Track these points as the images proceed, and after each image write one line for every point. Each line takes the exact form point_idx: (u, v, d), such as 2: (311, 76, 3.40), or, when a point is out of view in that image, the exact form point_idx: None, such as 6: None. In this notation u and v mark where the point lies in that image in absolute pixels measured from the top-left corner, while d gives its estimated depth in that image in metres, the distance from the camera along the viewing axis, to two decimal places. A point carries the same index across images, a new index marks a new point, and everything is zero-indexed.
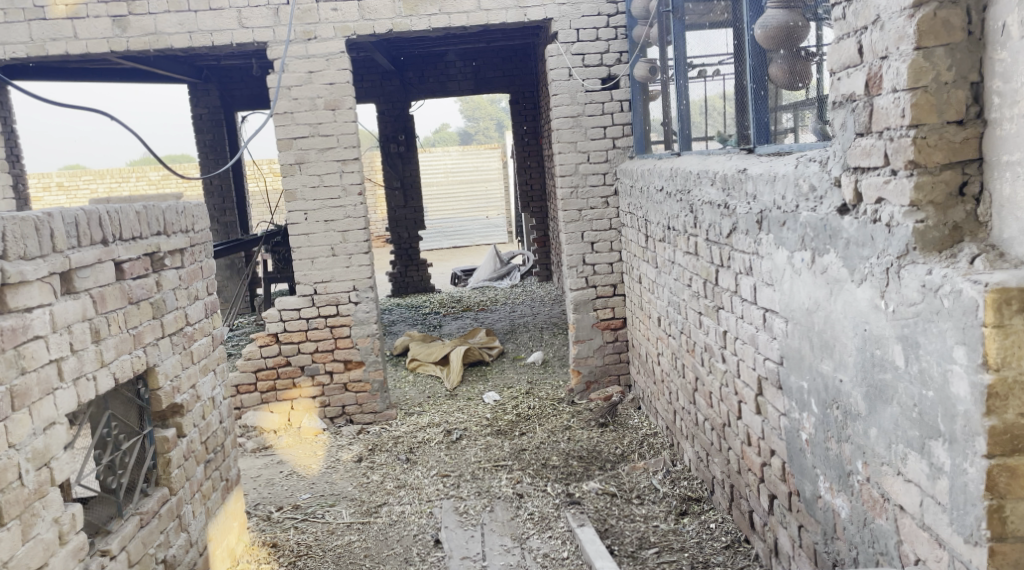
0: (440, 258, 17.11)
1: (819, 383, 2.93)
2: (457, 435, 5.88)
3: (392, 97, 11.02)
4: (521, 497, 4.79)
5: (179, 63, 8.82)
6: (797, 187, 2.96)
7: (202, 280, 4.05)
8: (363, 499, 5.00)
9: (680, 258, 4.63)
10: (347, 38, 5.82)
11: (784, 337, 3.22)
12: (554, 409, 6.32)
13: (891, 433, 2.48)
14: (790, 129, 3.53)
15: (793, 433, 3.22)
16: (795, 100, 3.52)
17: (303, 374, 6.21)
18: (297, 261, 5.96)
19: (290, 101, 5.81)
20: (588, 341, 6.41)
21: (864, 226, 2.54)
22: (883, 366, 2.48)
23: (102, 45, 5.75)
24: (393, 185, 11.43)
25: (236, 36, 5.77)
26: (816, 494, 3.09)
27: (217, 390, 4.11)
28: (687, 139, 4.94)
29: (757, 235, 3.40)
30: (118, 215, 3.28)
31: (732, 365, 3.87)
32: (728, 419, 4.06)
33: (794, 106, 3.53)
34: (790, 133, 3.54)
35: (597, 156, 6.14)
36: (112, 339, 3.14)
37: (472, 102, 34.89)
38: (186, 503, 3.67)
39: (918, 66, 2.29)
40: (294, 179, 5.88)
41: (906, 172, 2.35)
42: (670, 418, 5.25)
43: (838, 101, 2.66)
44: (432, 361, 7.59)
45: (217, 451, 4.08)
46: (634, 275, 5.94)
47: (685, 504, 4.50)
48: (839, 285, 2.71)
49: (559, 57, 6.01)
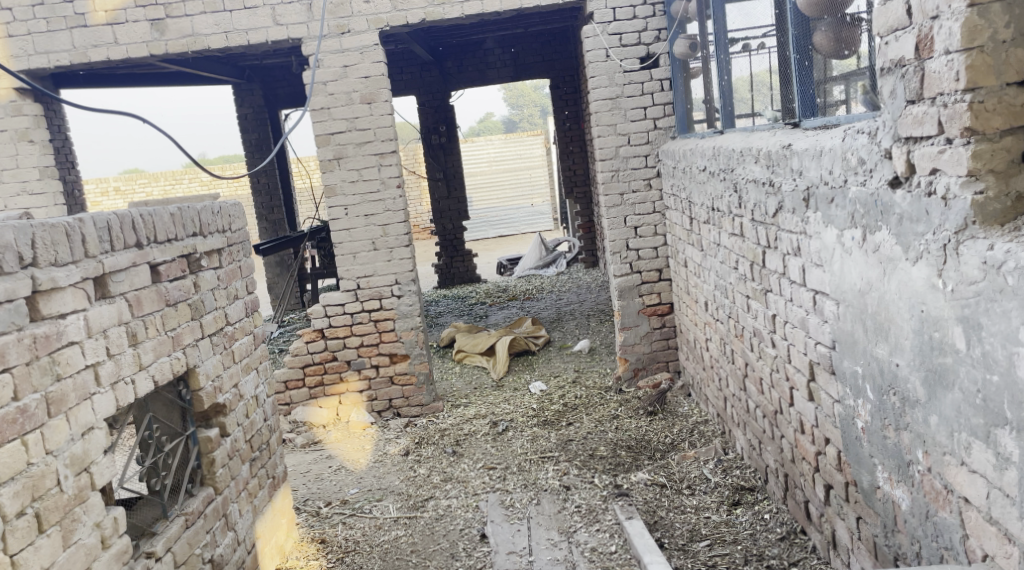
0: (486, 247, 17.09)
1: (875, 368, 2.79)
2: (503, 426, 5.83)
3: (431, 88, 10.97)
4: (569, 489, 4.71)
5: (221, 64, 8.88)
6: (844, 161, 2.81)
7: (241, 279, 4.03)
8: (410, 493, 4.96)
9: (726, 240, 4.49)
10: (380, 30, 5.76)
11: (836, 320, 3.08)
12: (601, 398, 6.22)
13: (953, 421, 2.35)
14: (842, 101, 3.36)
15: (849, 420, 3.09)
16: (847, 70, 3.34)
17: (349, 369, 6.20)
18: (339, 257, 5.94)
19: (326, 97, 5.78)
20: (634, 328, 6.28)
21: (918, 200, 2.39)
22: (942, 349, 2.34)
23: (142, 49, 5.78)
24: (435, 175, 11.38)
25: (271, 34, 5.74)
26: (874, 484, 2.96)
27: (260, 388, 4.10)
28: (730, 117, 4.80)
29: (804, 213, 3.26)
30: (153, 217, 3.26)
31: (782, 350, 3.74)
32: (779, 406, 3.93)
33: (846, 77, 3.36)
34: (841, 105, 3.38)
35: (638, 138, 6.01)
36: (150, 342, 3.13)
37: (516, 90, 34.68)
38: (232, 502, 3.66)
39: (972, 26, 2.16)
40: (333, 174, 5.85)
41: (963, 140, 2.21)
42: (721, 405, 5.12)
43: (886, 68, 2.51)
44: (478, 352, 7.54)
45: (263, 449, 4.07)
46: (679, 259, 5.80)
47: (738, 494, 4.38)
48: (893, 265, 2.57)
49: (596, 39, 5.88)
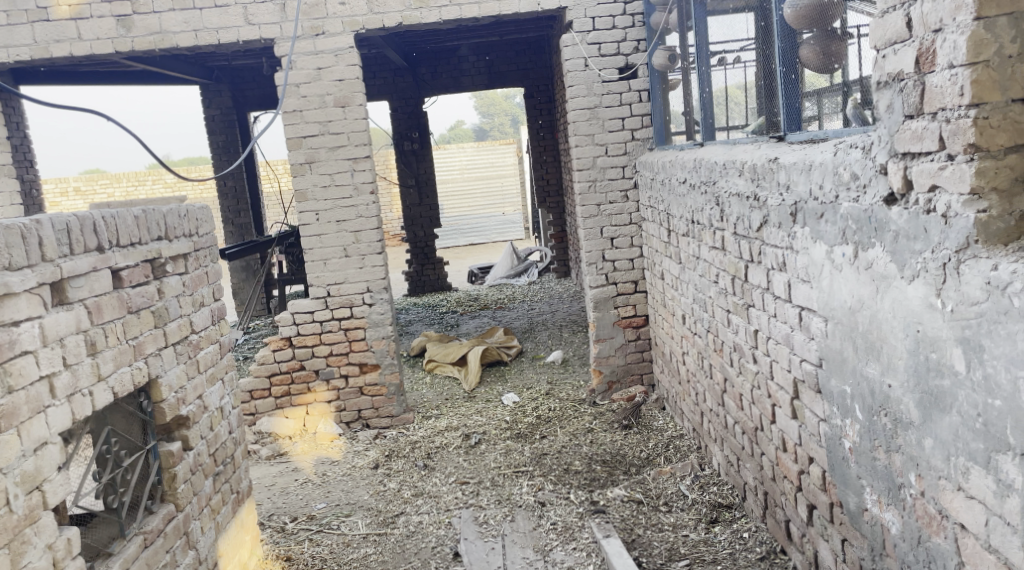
0: (457, 255, 16.95)
1: (864, 387, 2.72)
2: (476, 439, 5.70)
3: (404, 94, 10.83)
4: (544, 505, 4.60)
5: (189, 64, 8.70)
6: (836, 175, 2.74)
7: (208, 286, 3.88)
8: (379, 508, 4.82)
9: (706, 253, 4.42)
10: (356, 33, 5.64)
11: (823, 337, 3.00)
12: (575, 410, 6.11)
13: (949, 444, 2.29)
14: (814, 117, 3.44)
15: (835, 440, 3.01)
16: (817, 88, 3.40)
17: (318, 379, 6.04)
18: (309, 263, 5.79)
19: (299, 99, 5.64)
20: (609, 339, 6.20)
21: (915, 218, 2.33)
22: (939, 371, 2.29)
23: (107, 45, 5.59)
24: (407, 182, 11.23)
25: (243, 33, 5.59)
26: (861, 506, 2.88)
27: (225, 400, 3.95)
28: (710, 129, 4.72)
29: (790, 228, 3.19)
30: (115, 220, 3.11)
31: (765, 366, 3.66)
32: (760, 423, 3.85)
33: (815, 94, 3.43)
34: (813, 121, 3.46)
35: (615, 149, 5.93)
36: (111, 352, 2.98)
37: (486, 98, 34.49)
38: (194, 519, 3.50)
39: (979, 39, 2.11)
40: (304, 178, 5.70)
41: (966, 157, 2.16)
42: (697, 419, 5.05)
43: (883, 81, 2.45)
44: (449, 362, 7.41)
45: (227, 463, 3.91)
46: (656, 271, 5.73)
47: (716, 512, 4.29)
48: (887, 283, 2.50)
49: (575, 47, 5.80)
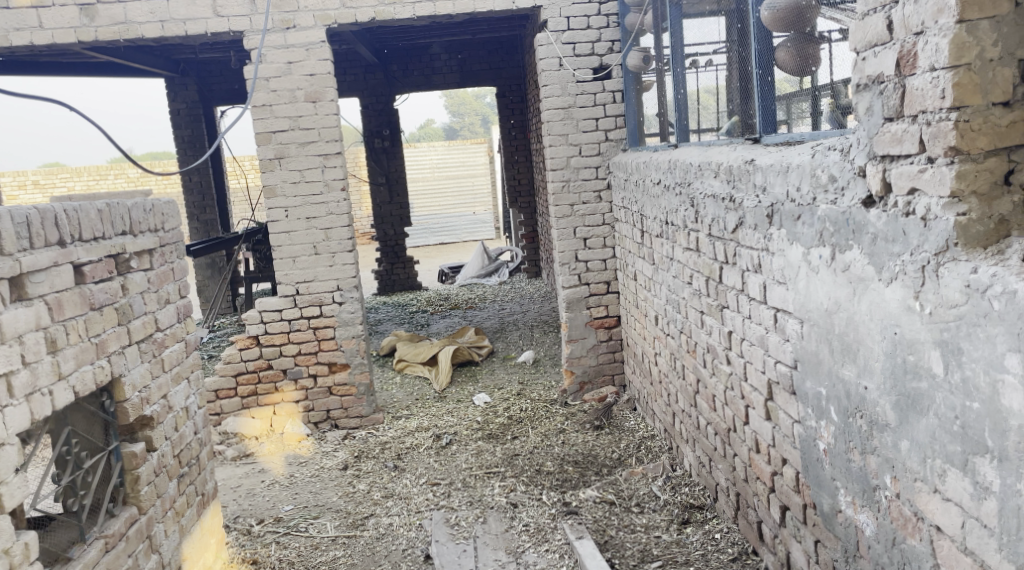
0: (427, 254, 16.87)
1: (840, 389, 2.71)
2: (447, 439, 5.65)
3: (375, 91, 10.73)
4: (516, 507, 4.56)
5: (154, 56, 8.55)
6: (813, 177, 2.73)
7: (174, 283, 3.79)
8: (348, 510, 4.75)
9: (680, 254, 4.40)
10: (327, 27, 5.56)
11: (798, 339, 2.99)
12: (546, 411, 6.08)
13: (926, 446, 2.28)
14: (783, 121, 3.47)
15: (809, 442, 2.99)
16: (785, 92, 3.42)
17: (285, 378, 5.95)
18: (278, 260, 5.70)
19: (269, 93, 5.54)
20: (581, 340, 6.17)
21: (894, 220, 2.32)
22: (916, 373, 2.28)
23: (69, 34, 5.46)
24: (377, 180, 11.12)
25: (211, 25, 5.49)
26: (835, 508, 2.87)
27: (191, 399, 3.86)
28: (684, 131, 4.70)
29: (766, 230, 3.17)
30: (78, 213, 3.02)
31: (738, 367, 3.65)
32: (733, 424, 3.84)
33: (784, 98, 3.44)
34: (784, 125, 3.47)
35: (589, 149, 5.91)
36: (72, 349, 2.89)
37: (456, 98, 34.31)
38: (157, 522, 3.42)
39: (961, 42, 2.10)
40: (273, 174, 5.61)
41: (946, 160, 2.15)
42: (669, 420, 5.03)
43: (862, 84, 2.44)
44: (419, 361, 7.35)
45: (192, 464, 3.82)
46: (629, 272, 5.71)
47: (688, 513, 4.28)
48: (864, 285, 2.49)
49: (549, 47, 5.77)
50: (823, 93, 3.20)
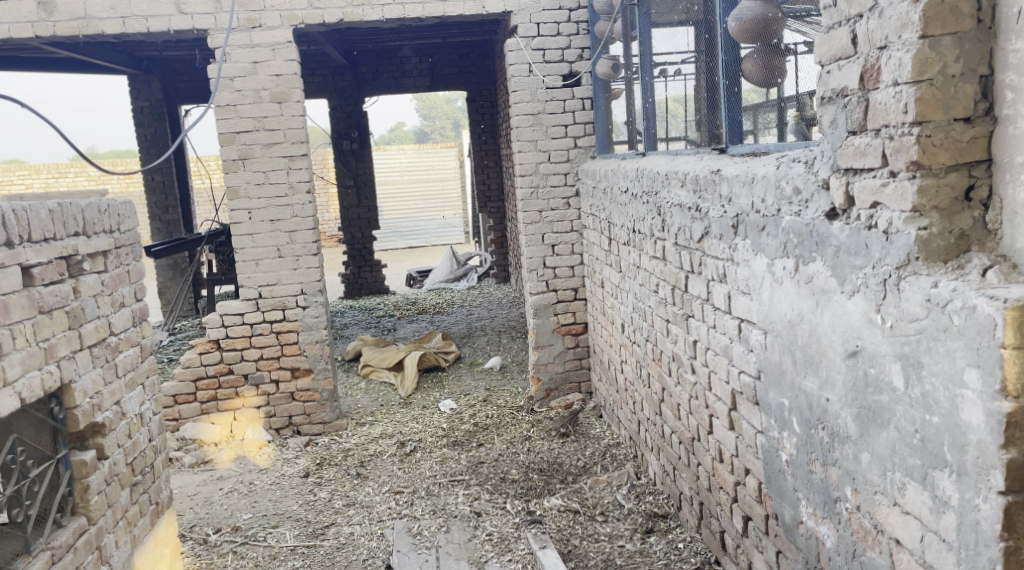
0: (396, 258, 16.77)
1: (802, 401, 2.69)
2: (411, 447, 5.59)
3: (344, 92, 10.64)
4: (479, 515, 4.51)
5: (117, 52, 8.41)
6: (778, 189, 2.72)
7: (129, 286, 3.70)
8: (309, 519, 4.67)
9: (646, 262, 4.39)
10: (294, 27, 5.48)
11: (762, 349, 2.97)
12: (512, 417, 6.03)
13: (886, 459, 2.27)
14: (751, 131, 3.44)
15: (772, 452, 2.98)
16: (753, 103, 3.40)
17: (247, 383, 5.86)
18: (241, 263, 5.60)
19: (233, 93, 5.45)
20: (548, 347, 6.14)
21: (857, 233, 2.32)
22: (878, 387, 2.27)
23: (27, 29, 5.34)
24: (345, 182, 11.01)
25: (174, 23, 5.40)
26: (796, 519, 2.85)
27: (146, 405, 3.77)
28: (652, 139, 4.69)
29: (731, 240, 3.16)
30: (28, 214, 2.93)
31: (703, 377, 3.63)
32: (697, 433, 3.82)
33: (752, 108, 3.42)
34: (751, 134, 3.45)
35: (558, 156, 5.88)
36: (18, 354, 2.80)
37: (427, 101, 34.22)
38: (107, 532, 3.32)
39: (923, 57, 2.09)
40: (237, 175, 5.52)
41: (908, 174, 2.14)
42: (634, 428, 5.01)
43: (827, 97, 2.44)
44: (385, 366, 7.28)
45: (146, 472, 3.73)
46: (596, 280, 5.69)
47: (651, 522, 4.26)
48: (827, 297, 2.48)
49: (519, 52, 5.74)
50: (789, 102, 3.20)
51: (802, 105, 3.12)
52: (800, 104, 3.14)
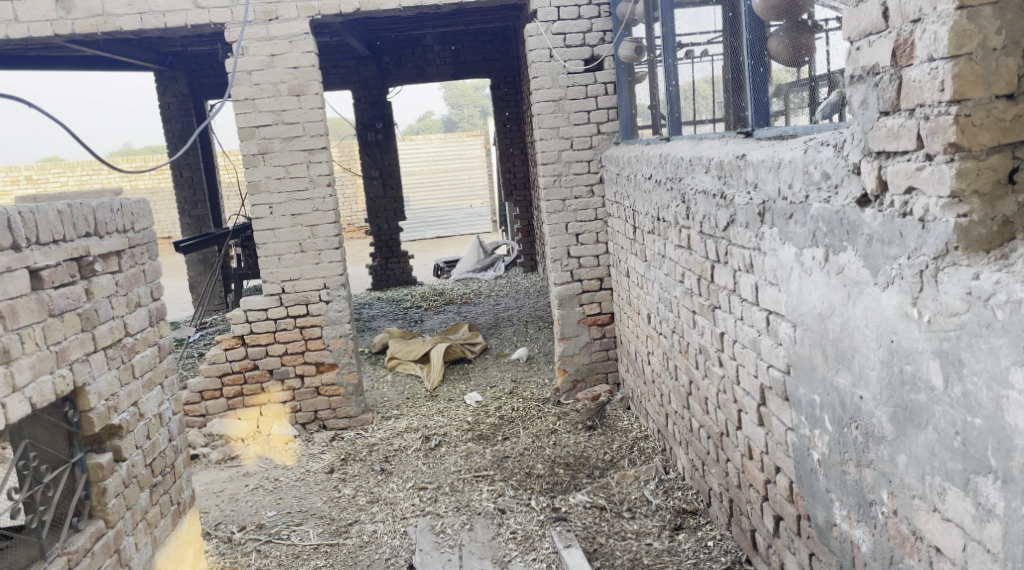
0: (424, 248, 16.72)
1: (834, 398, 2.57)
2: (436, 441, 5.52)
3: (368, 83, 10.58)
4: (503, 512, 4.43)
5: (141, 49, 8.40)
6: (806, 174, 2.59)
7: (145, 285, 3.65)
8: (332, 516, 4.62)
9: (672, 252, 4.26)
10: (311, 18, 5.41)
11: (792, 343, 2.85)
12: (539, 410, 5.94)
13: (925, 462, 2.15)
14: (781, 112, 3.27)
15: (803, 451, 2.85)
16: (784, 82, 3.23)
17: (272, 379, 5.81)
18: (263, 259, 5.56)
19: (251, 87, 5.39)
20: (574, 338, 6.04)
21: (890, 221, 2.18)
22: (915, 385, 2.14)
23: (45, 28, 5.31)
24: (370, 173, 10.95)
25: (191, 17, 5.35)
26: (830, 521, 2.73)
27: (165, 405, 3.72)
28: (676, 124, 4.56)
29: (758, 228, 3.04)
30: (35, 216, 2.88)
31: (731, 370, 3.51)
32: (725, 428, 3.71)
33: (783, 89, 3.25)
34: (781, 116, 3.29)
35: (580, 142, 5.76)
36: (28, 359, 2.76)
37: (455, 89, 34.15)
38: (126, 535, 3.28)
39: (961, 29, 1.96)
40: (257, 170, 5.47)
41: (946, 157, 2.01)
42: (662, 421, 4.90)
43: (857, 76, 2.30)
44: (412, 359, 7.21)
45: (166, 472, 3.69)
46: (621, 269, 5.57)
47: (680, 518, 4.15)
48: (859, 289, 2.35)
49: (539, 38, 5.61)
50: (820, 81, 3.05)
51: (834, 83, 2.95)
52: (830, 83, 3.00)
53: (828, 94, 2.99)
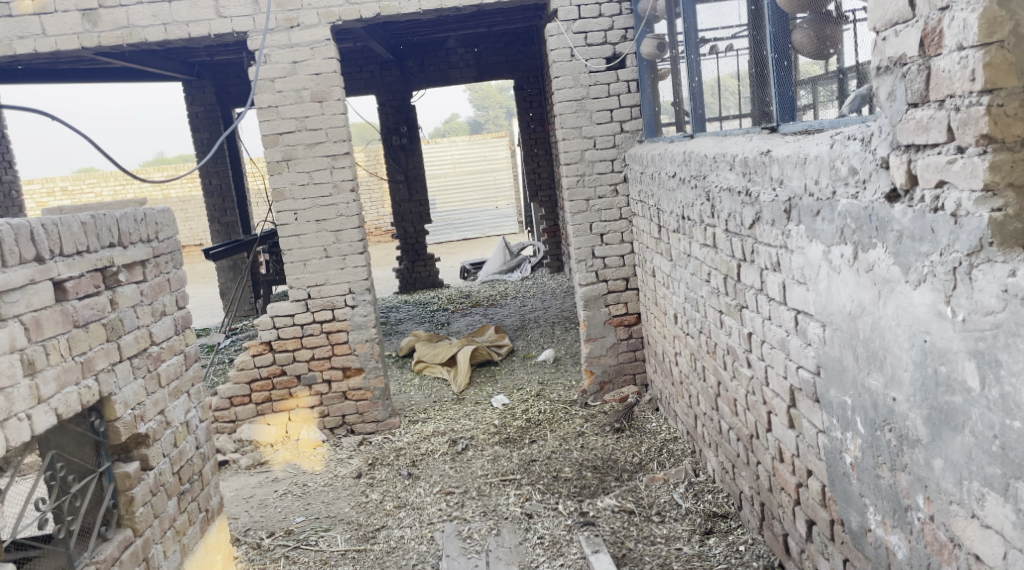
0: (451, 251, 16.72)
1: (866, 400, 2.51)
2: (463, 445, 5.49)
3: (392, 87, 10.60)
4: (531, 517, 4.40)
5: (168, 59, 8.48)
6: (833, 170, 2.53)
7: (170, 293, 3.66)
8: (360, 522, 4.62)
9: (697, 251, 4.20)
10: (332, 24, 5.41)
11: (821, 343, 2.78)
12: (566, 412, 5.90)
13: (962, 467, 2.08)
14: (809, 106, 3.20)
15: (835, 454, 2.79)
16: (811, 76, 3.16)
17: (300, 384, 5.82)
18: (288, 265, 5.57)
19: (274, 94, 5.40)
20: (600, 339, 5.98)
21: (921, 217, 2.12)
22: (950, 387, 2.08)
23: (73, 41, 5.36)
24: (396, 177, 10.96)
25: (214, 27, 5.37)
26: (864, 526, 2.67)
27: (191, 413, 3.72)
28: (700, 120, 4.49)
29: (785, 226, 2.97)
30: (59, 227, 2.90)
31: (760, 371, 3.45)
32: (755, 430, 3.65)
33: (810, 81, 3.18)
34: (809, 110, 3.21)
35: (604, 141, 5.71)
36: (53, 370, 2.78)
37: (480, 92, 34.22)
38: (155, 543, 3.28)
39: (992, 17, 1.91)
40: (281, 176, 5.48)
41: (978, 150, 1.96)
42: (691, 422, 4.84)
43: (883, 67, 2.24)
44: (438, 362, 7.20)
45: (194, 480, 3.69)
46: (647, 268, 5.51)
47: (710, 522, 4.09)
48: (889, 287, 2.29)
49: (560, 37, 5.57)
50: (848, 73, 2.98)
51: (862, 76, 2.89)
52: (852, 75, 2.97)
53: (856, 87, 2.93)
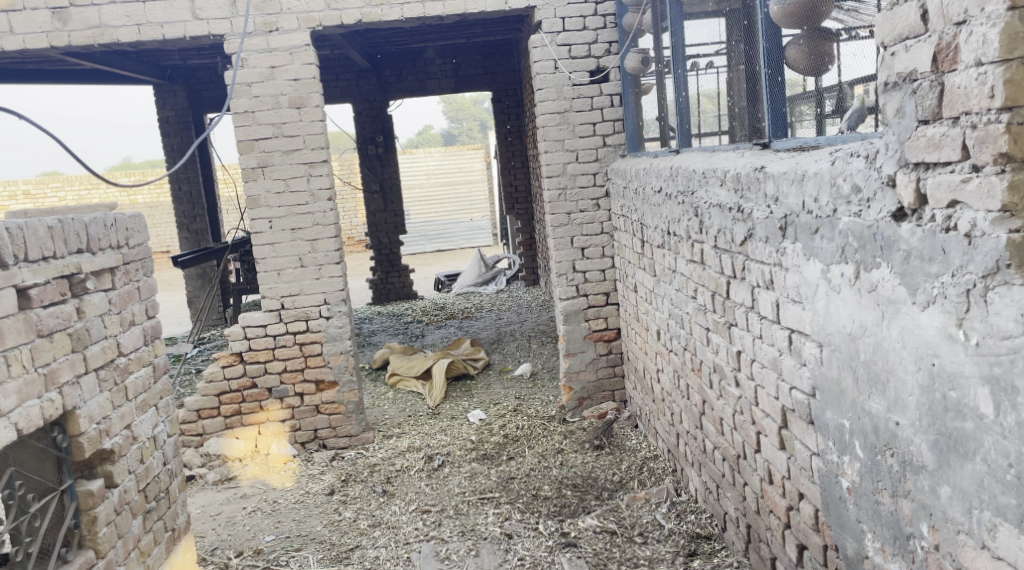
0: (425, 262, 16.57)
1: (866, 423, 2.43)
2: (439, 461, 5.36)
3: (369, 97, 10.48)
4: (510, 537, 4.28)
5: (139, 61, 8.30)
6: (834, 187, 2.46)
7: (140, 303, 3.51)
8: (333, 541, 4.47)
9: (683, 266, 4.13)
10: (312, 30, 5.29)
11: (817, 364, 2.71)
12: (544, 428, 5.79)
13: (972, 496, 2.01)
14: (798, 123, 3.15)
15: (830, 478, 2.71)
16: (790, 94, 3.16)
17: (271, 397, 5.66)
18: (262, 274, 5.43)
19: (251, 99, 5.27)
20: (579, 354, 5.88)
21: (931, 236, 2.06)
22: (960, 413, 2.01)
23: (41, 40, 5.19)
24: (370, 187, 10.83)
25: (190, 29, 5.23)
26: (861, 553, 2.59)
27: (159, 428, 3.57)
28: (686, 135, 4.42)
29: (779, 243, 2.90)
30: (25, 231, 2.75)
31: (749, 391, 3.37)
32: (742, 450, 3.56)
33: (800, 99, 3.12)
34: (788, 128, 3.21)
35: (586, 155, 5.63)
36: (14, 383, 2.63)
37: (455, 103, 34.16)
38: (118, 564, 3.12)
39: (1013, 32, 1.84)
40: (256, 184, 5.34)
41: (995, 168, 1.89)
42: (672, 440, 4.75)
43: (892, 82, 2.17)
44: (413, 375, 7.06)
45: (160, 498, 3.53)
46: (629, 283, 5.43)
47: (694, 544, 4.00)
48: (894, 308, 2.22)
49: (544, 49, 5.50)
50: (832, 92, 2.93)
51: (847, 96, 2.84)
52: (841, 94, 2.91)
53: (846, 107, 2.87)
